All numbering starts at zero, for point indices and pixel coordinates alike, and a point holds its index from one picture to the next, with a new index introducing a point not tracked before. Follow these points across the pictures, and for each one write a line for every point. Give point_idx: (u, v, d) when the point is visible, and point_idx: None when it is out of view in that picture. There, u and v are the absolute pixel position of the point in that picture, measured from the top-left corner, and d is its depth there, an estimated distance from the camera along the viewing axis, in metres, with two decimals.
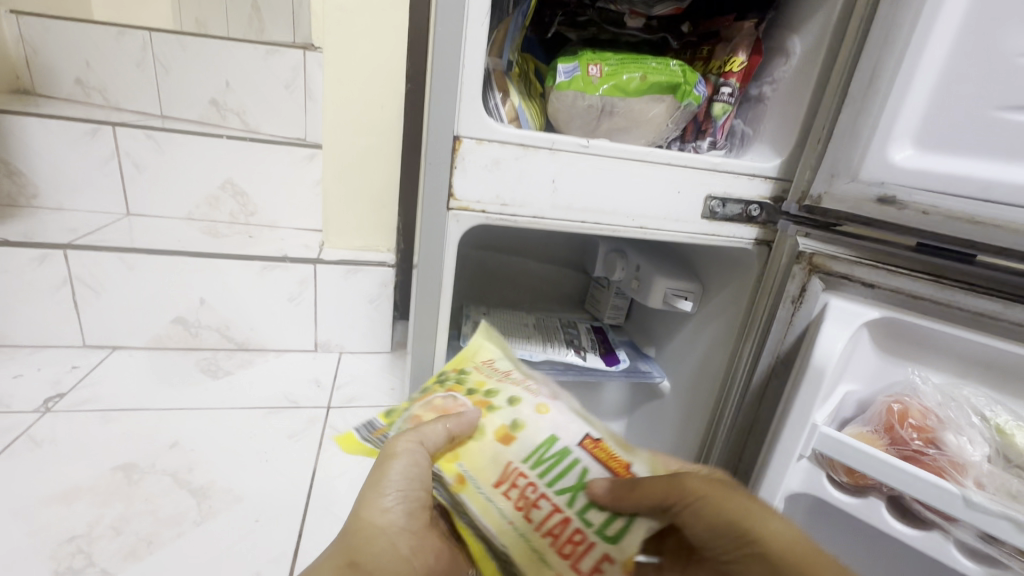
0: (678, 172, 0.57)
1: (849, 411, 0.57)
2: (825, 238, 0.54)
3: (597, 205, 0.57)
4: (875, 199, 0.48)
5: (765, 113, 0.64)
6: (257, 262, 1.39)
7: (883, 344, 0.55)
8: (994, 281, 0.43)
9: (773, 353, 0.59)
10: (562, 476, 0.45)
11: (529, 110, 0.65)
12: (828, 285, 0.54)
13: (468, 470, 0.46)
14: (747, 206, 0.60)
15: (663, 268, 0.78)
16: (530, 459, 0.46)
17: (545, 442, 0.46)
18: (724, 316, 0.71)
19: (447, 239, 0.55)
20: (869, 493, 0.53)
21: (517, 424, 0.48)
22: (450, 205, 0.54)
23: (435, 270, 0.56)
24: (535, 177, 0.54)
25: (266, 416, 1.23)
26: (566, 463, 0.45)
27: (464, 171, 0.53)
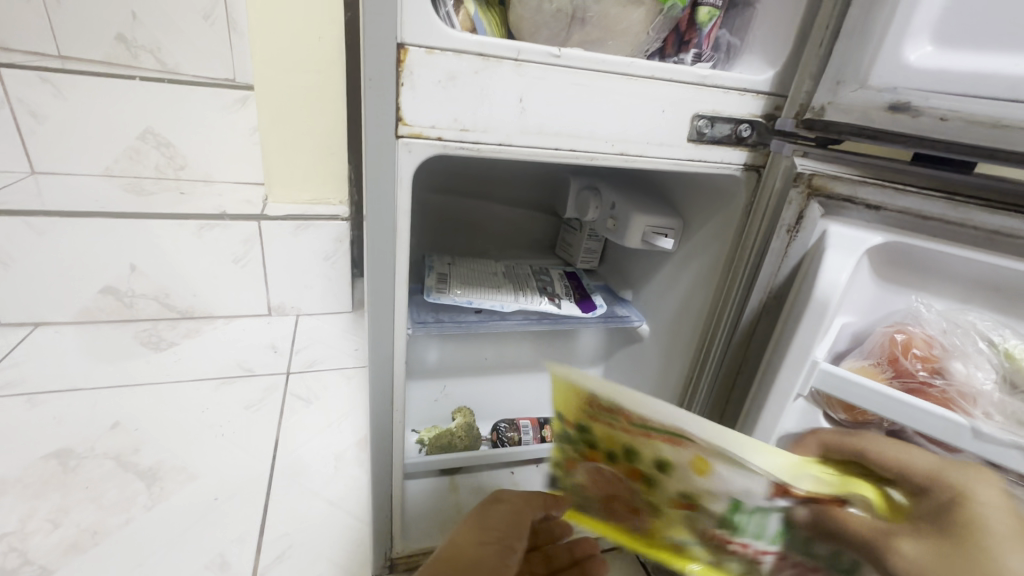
0: (662, 86, 0.50)
1: (843, 345, 0.55)
2: (827, 156, 0.49)
3: (572, 129, 0.49)
4: (886, 107, 0.43)
5: (755, 18, 0.56)
6: (192, 222, 1.25)
7: (884, 270, 0.51)
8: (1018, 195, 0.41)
9: (766, 289, 0.55)
10: (765, 526, 0.45)
11: (485, 18, 0.55)
12: (827, 210, 0.50)
13: (680, 538, 0.51)
14: (737, 125, 0.54)
15: (641, 203, 0.72)
16: (723, 525, 0.46)
17: (732, 508, 0.45)
18: (707, 253, 0.66)
19: (398, 174, 0.47)
20: (868, 426, 0.52)
21: (687, 494, 0.47)
22: (400, 133, 0.45)
23: (386, 212, 0.48)
24: (499, 95, 0.46)
25: (218, 388, 1.14)
26: (762, 519, 0.44)
27: (414, 89, 0.43)
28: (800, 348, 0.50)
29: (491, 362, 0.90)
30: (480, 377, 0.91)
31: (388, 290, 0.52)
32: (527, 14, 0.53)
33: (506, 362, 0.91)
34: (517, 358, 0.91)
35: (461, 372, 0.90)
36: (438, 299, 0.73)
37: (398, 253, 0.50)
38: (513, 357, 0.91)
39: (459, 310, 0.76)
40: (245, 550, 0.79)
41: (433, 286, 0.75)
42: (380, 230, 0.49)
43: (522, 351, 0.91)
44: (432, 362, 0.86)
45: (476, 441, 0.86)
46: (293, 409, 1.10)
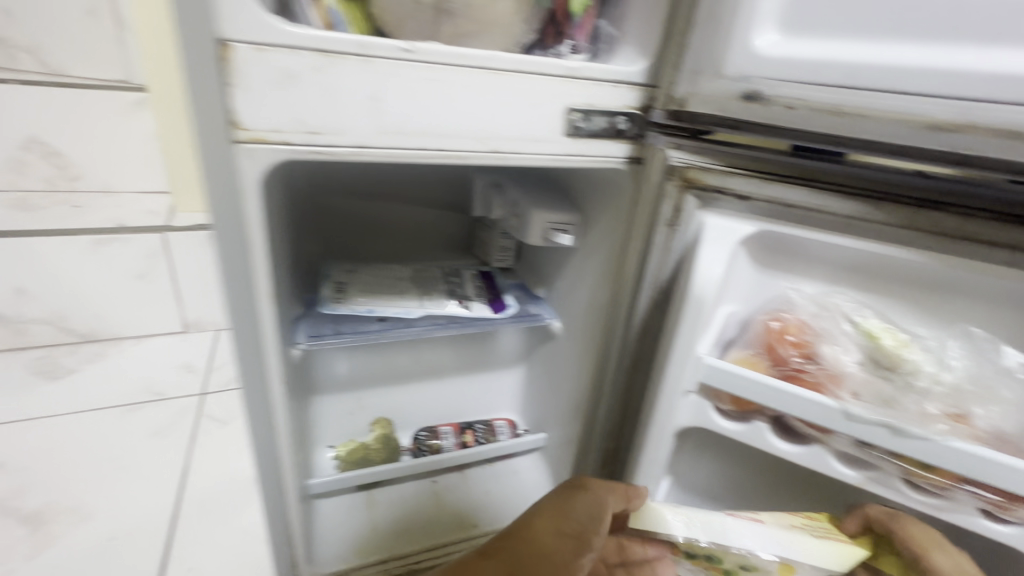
0: (529, 80, 0.48)
1: (732, 333, 0.55)
2: (699, 148, 0.48)
3: (436, 128, 0.46)
4: (741, 97, 0.42)
5: (629, 8, 0.55)
6: (84, 236, 1.14)
7: (760, 258, 0.52)
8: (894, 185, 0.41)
9: (654, 284, 0.56)
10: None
11: (344, 7, 0.51)
12: (703, 202, 0.50)
13: None
14: (613, 118, 0.52)
15: (540, 200, 0.70)
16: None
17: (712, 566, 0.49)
18: (605, 248, 0.65)
19: (242, 182, 0.43)
20: (754, 415, 0.52)
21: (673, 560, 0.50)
22: (237, 138, 0.41)
23: (234, 225, 0.44)
24: (348, 94, 0.42)
25: (123, 416, 1.05)
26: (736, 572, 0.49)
27: (246, 90, 0.40)
28: (684, 343, 0.49)
29: (408, 370, 0.87)
30: (398, 386, 0.87)
31: (249, 308, 0.48)
32: (389, 6, 0.50)
33: (424, 369, 0.88)
34: (435, 363, 0.88)
35: (377, 383, 0.86)
36: (335, 311, 0.69)
37: (257, 268, 0.46)
38: (431, 364, 0.88)
39: (360, 319, 0.72)
40: None
41: (330, 296, 0.71)
42: (232, 245, 0.45)
43: (441, 356, 0.88)
44: (343, 375, 0.82)
45: (392, 453, 0.83)
46: (207, 432, 1.04)
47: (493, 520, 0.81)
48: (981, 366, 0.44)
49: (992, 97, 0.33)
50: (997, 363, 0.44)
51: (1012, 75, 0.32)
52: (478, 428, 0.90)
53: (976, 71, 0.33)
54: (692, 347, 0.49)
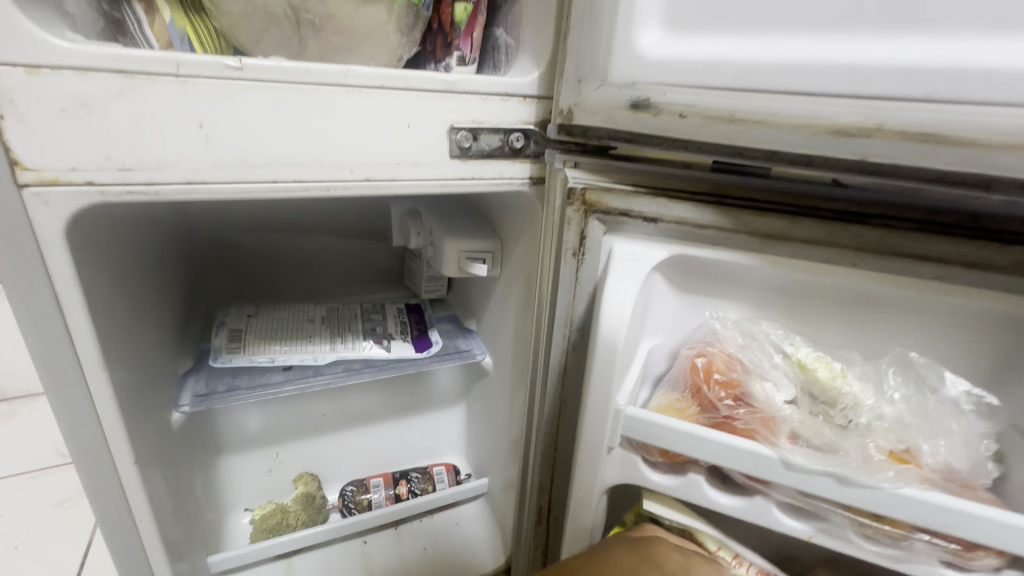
0: (399, 97, 0.42)
1: (660, 368, 0.49)
2: (599, 165, 0.42)
3: (289, 156, 0.40)
4: (629, 106, 0.36)
5: (522, 14, 0.50)
6: None
7: (680, 285, 0.46)
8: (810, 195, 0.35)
9: (568, 322, 0.49)
10: None
11: (185, 23, 0.44)
12: (609, 226, 0.44)
13: None
14: (507, 135, 0.46)
15: (455, 227, 0.64)
16: None
17: None
18: (524, 278, 0.59)
19: (40, 234, 0.35)
20: (685, 468, 0.44)
21: None
22: (23, 181, 0.34)
23: (38, 284, 0.37)
24: (166, 121, 0.36)
25: (24, 485, 0.94)
26: None
27: (25, 122, 0.33)
28: (599, 391, 0.42)
29: (332, 420, 0.78)
30: (322, 437, 0.79)
31: (76, 378, 0.40)
32: (237, 21, 0.43)
33: (350, 417, 0.79)
34: (363, 410, 0.80)
35: (296, 437, 0.77)
36: (227, 363, 0.61)
37: (77, 332, 0.39)
38: (357, 410, 0.79)
39: (261, 370, 0.64)
40: None
41: (222, 347, 0.63)
42: (38, 308, 0.37)
43: (369, 401, 0.80)
44: (254, 431, 0.74)
45: (317, 514, 0.75)
46: None
47: None
48: (920, 397, 0.40)
49: (898, 93, 0.28)
50: (936, 393, 0.40)
51: (917, 67, 0.27)
52: (413, 476, 0.81)
53: (877, 64, 0.28)
54: (613, 397, 0.42)
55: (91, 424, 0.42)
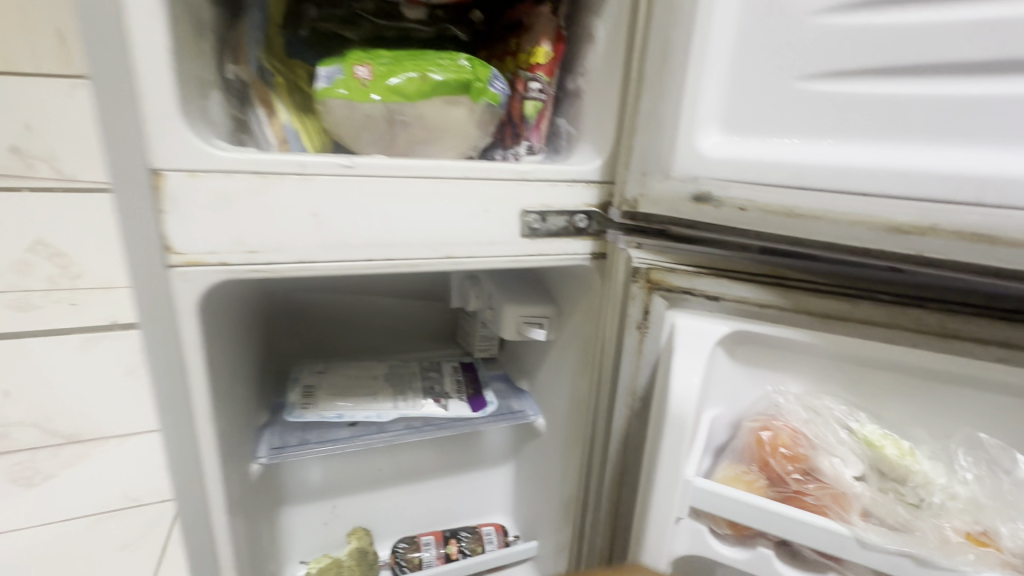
0: (480, 186, 0.47)
1: (722, 437, 0.50)
2: (660, 247, 0.46)
3: (384, 238, 0.45)
4: (691, 198, 0.40)
5: (583, 109, 0.55)
6: None
7: (741, 358, 0.48)
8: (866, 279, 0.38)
9: (630, 390, 0.52)
10: None
11: (300, 126, 0.51)
12: (671, 301, 0.48)
13: None
14: (572, 216, 0.51)
15: (514, 293, 0.68)
16: None
17: None
18: (580, 344, 0.62)
19: (177, 307, 0.41)
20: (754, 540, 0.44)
21: None
22: (171, 262, 0.40)
23: (170, 348, 0.42)
24: (287, 212, 0.42)
25: (93, 527, 0.99)
26: None
27: (179, 215, 0.39)
28: (669, 461, 0.44)
29: (386, 475, 0.81)
30: (376, 492, 0.81)
31: (187, 433, 0.45)
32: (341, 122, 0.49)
33: (404, 473, 0.82)
34: (416, 465, 0.82)
35: (352, 492, 0.79)
36: (301, 418, 0.65)
37: (193, 393, 0.44)
38: (411, 466, 0.82)
39: (330, 424, 0.68)
40: None
41: (296, 402, 0.67)
42: (167, 370, 0.43)
43: (422, 457, 0.82)
44: (314, 482, 0.76)
45: (369, 570, 0.75)
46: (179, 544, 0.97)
47: None
48: (994, 478, 0.40)
49: (949, 197, 0.31)
50: (1011, 477, 0.39)
51: (965, 176, 0.30)
52: (463, 535, 0.82)
53: (927, 170, 0.31)
54: (678, 468, 0.44)
55: (194, 475, 0.47)
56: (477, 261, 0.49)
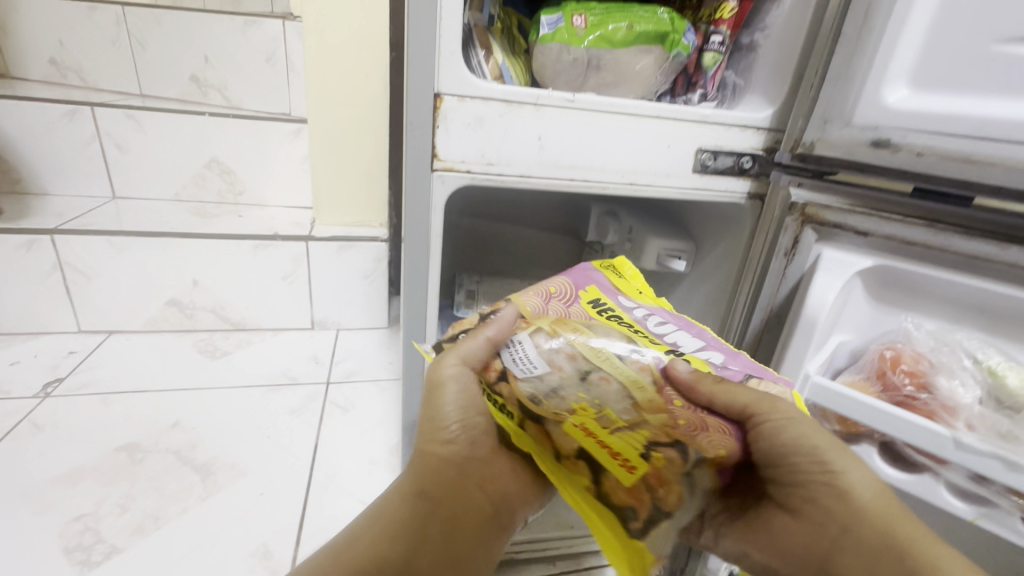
0: (667, 124, 0.56)
1: (842, 362, 0.54)
2: (819, 186, 0.52)
3: (586, 161, 0.55)
4: (869, 143, 0.47)
5: (755, 62, 0.62)
6: (249, 241, 1.38)
7: (875, 293, 0.52)
8: (1015, 228, 0.41)
9: (767, 308, 0.58)
10: None
11: (513, 66, 0.61)
12: (821, 234, 0.53)
13: None
14: (739, 158, 0.59)
15: (656, 229, 0.76)
16: None
17: None
18: (714, 273, 0.70)
19: (433, 203, 0.55)
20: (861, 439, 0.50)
21: None
22: (434, 166, 0.53)
23: (422, 234, 0.56)
24: (521, 134, 0.53)
25: (266, 394, 1.23)
26: None
27: (448, 130, 0.51)
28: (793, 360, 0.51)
29: None
30: None
31: (422, 299, 0.59)
32: (547, 62, 0.58)
33: None
34: None
35: None
36: (466, 314, 0.79)
37: (431, 271, 0.58)
38: None
39: None
40: (289, 543, 0.85)
41: (462, 302, 0.81)
42: (418, 250, 0.57)
43: None
44: None
45: None
46: (331, 416, 1.18)
47: (588, 524, 0.85)
48: None
49: None
50: None
51: None
52: None
53: None
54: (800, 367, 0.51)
55: (419, 334, 0.62)
56: (652, 189, 0.59)
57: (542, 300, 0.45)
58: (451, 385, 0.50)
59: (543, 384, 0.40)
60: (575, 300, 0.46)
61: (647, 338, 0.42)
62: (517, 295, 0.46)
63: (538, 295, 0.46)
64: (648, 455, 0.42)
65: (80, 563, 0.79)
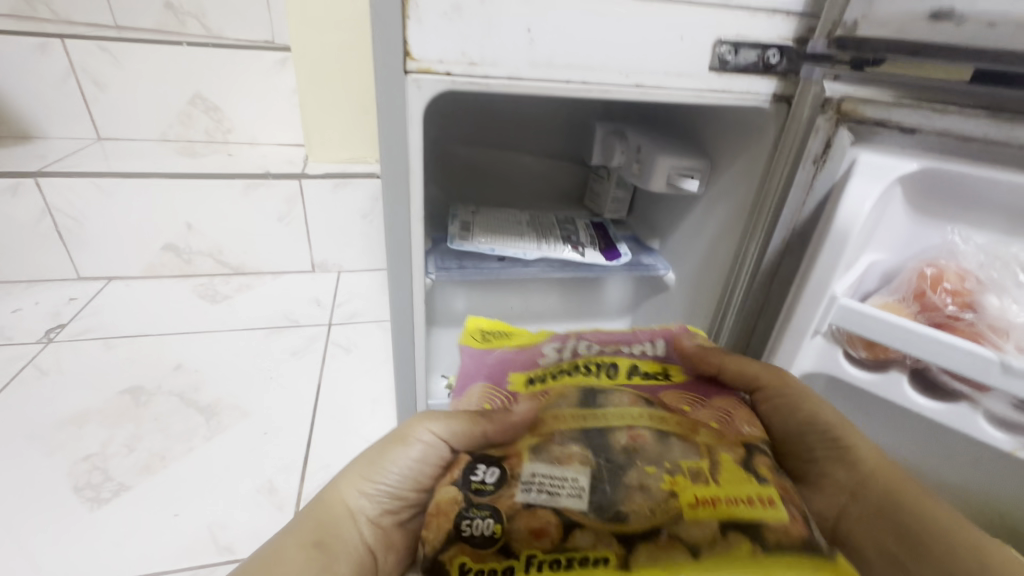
0: (682, 9, 0.48)
1: (872, 284, 0.49)
2: (861, 79, 0.44)
3: (584, 58, 0.48)
4: (928, 17, 0.41)
5: None
6: (240, 181, 1.32)
7: (916, 204, 0.45)
8: None
9: (790, 225, 0.51)
10: None
11: None
12: (858, 136, 0.45)
13: None
14: (764, 51, 0.50)
15: (667, 145, 0.69)
16: None
17: None
18: (730, 192, 0.63)
19: (409, 113, 0.48)
20: (888, 367, 0.45)
21: None
22: (408, 68, 0.46)
23: (400, 151, 0.50)
24: (507, 25, 0.45)
25: (268, 336, 1.21)
26: None
27: (421, 22, 0.44)
28: (817, 282, 0.45)
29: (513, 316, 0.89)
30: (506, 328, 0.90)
31: (405, 225, 0.54)
32: None
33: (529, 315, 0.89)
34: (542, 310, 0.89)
35: None
36: (461, 246, 0.73)
37: (412, 194, 0.52)
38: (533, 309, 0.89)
39: (482, 256, 0.76)
40: (294, 479, 0.86)
41: (456, 234, 0.75)
42: (396, 171, 0.51)
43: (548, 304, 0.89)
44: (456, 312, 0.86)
45: None
46: (334, 357, 1.16)
47: None
48: None
49: None
50: None
51: None
52: None
53: None
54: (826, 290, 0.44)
55: (405, 266, 0.57)
56: (662, 91, 0.51)
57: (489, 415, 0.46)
58: (414, 446, 0.43)
59: (575, 487, 0.38)
60: (518, 399, 0.47)
61: (603, 373, 0.48)
62: (468, 444, 0.42)
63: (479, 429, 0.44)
64: (755, 467, 0.40)
65: (90, 500, 0.80)
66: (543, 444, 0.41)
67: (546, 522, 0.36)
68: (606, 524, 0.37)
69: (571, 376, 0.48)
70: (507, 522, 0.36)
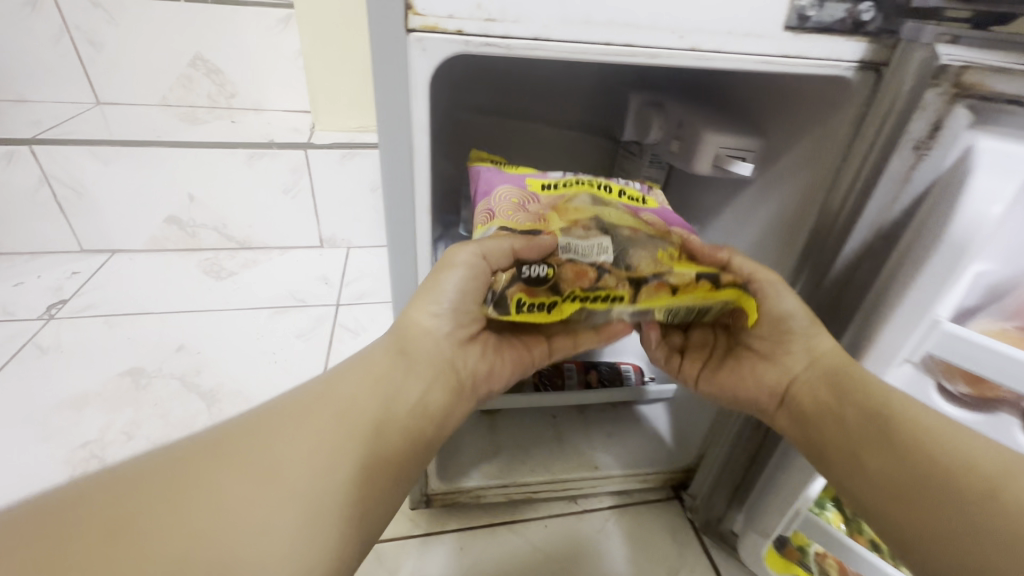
0: None
1: (971, 300, 0.39)
2: (990, 42, 0.34)
3: (629, 14, 0.38)
4: None
5: None
6: (242, 150, 1.24)
7: None
8: None
9: (874, 226, 0.43)
10: None
11: None
12: (980, 117, 0.36)
13: None
14: (857, 4, 0.40)
15: (715, 120, 0.58)
16: None
17: None
18: (789, 180, 0.53)
19: (411, 83, 0.39)
20: (995, 405, 0.37)
21: None
22: (410, 25, 0.37)
23: (402, 129, 0.41)
24: None
25: (273, 316, 1.16)
26: None
27: None
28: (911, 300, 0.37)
29: None
30: None
31: (409, 215, 0.46)
32: None
33: None
34: None
35: None
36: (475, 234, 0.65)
37: (417, 180, 0.44)
38: None
39: None
40: None
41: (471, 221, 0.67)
42: (398, 152, 0.42)
43: None
44: None
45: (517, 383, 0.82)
46: (341, 339, 1.11)
47: (615, 464, 0.77)
48: None
49: None
50: None
51: None
52: (602, 368, 0.83)
53: None
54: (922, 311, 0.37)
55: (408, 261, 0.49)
56: (722, 55, 0.41)
57: (515, 206, 0.52)
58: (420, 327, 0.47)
59: (601, 250, 0.49)
60: (539, 198, 0.53)
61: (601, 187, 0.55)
62: (501, 220, 0.50)
63: (508, 208, 0.51)
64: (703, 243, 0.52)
65: None
66: (570, 228, 0.50)
67: (586, 271, 0.48)
68: (622, 271, 0.49)
69: (588, 188, 0.54)
70: (556, 269, 0.48)
